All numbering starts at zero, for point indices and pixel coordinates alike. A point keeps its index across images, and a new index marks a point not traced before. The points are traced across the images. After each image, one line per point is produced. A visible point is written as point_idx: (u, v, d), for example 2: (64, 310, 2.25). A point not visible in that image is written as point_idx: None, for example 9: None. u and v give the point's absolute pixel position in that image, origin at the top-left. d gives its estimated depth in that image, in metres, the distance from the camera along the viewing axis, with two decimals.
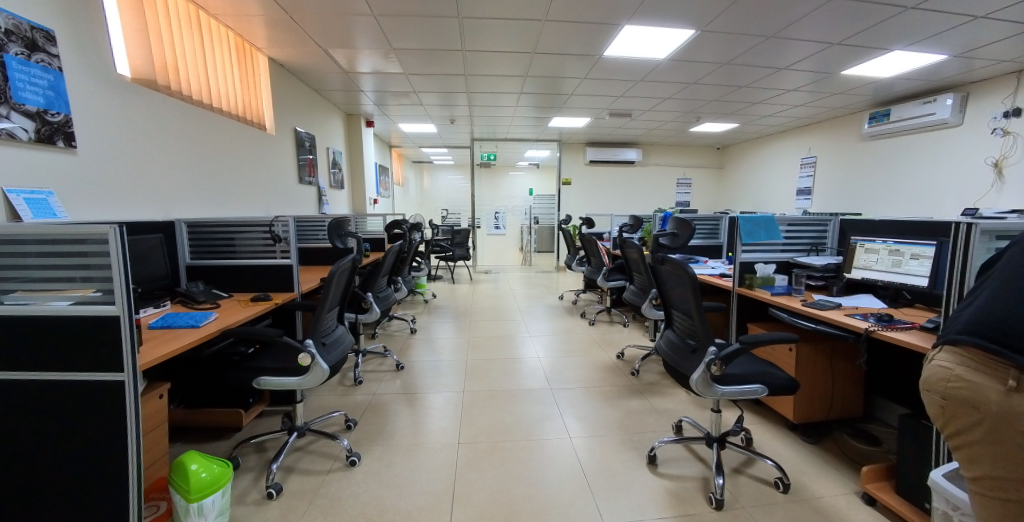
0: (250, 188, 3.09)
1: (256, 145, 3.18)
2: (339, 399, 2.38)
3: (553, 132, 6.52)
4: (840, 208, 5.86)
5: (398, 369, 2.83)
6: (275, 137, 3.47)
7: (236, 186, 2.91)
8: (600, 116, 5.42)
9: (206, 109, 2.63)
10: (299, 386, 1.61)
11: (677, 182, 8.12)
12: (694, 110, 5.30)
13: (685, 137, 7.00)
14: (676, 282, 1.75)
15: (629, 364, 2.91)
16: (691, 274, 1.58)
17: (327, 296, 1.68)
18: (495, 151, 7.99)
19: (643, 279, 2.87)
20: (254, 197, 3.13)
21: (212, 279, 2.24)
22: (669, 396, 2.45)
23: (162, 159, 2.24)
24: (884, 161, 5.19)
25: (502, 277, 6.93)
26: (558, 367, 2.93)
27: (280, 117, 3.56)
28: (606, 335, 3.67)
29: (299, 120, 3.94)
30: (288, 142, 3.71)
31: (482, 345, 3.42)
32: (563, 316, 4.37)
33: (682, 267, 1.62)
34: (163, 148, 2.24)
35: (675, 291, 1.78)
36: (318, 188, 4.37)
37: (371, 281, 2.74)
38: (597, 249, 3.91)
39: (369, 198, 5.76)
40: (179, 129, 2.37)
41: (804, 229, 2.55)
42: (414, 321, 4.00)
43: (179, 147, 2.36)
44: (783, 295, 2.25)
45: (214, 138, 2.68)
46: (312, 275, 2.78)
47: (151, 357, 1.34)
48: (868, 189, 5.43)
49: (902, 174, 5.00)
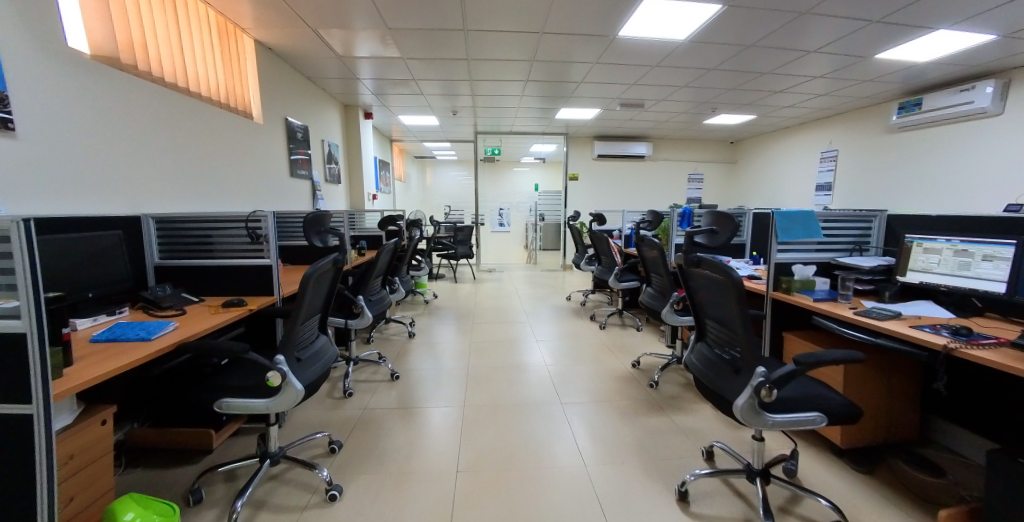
0: (233, 182, 2.85)
1: (240, 134, 2.94)
2: (325, 415, 2.14)
3: (560, 125, 6.23)
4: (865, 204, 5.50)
5: (393, 379, 2.58)
6: (262, 126, 3.23)
7: (216, 178, 2.67)
8: (611, 107, 5.12)
9: (183, 94, 2.40)
10: (268, 410, 1.36)
11: (689, 177, 7.74)
12: (710, 100, 4.99)
13: (698, 130, 6.67)
14: (716, 287, 1.50)
15: (647, 374, 2.64)
16: (738, 279, 1.33)
17: (302, 304, 1.43)
18: (499, 146, 7.69)
19: (662, 277, 2.61)
20: (236, 191, 2.89)
21: (182, 281, 2.01)
22: (694, 413, 2.18)
23: (127, 147, 2.00)
24: (915, 154, 4.84)
25: (506, 277, 6.66)
26: (568, 377, 2.66)
27: (269, 106, 3.32)
28: (618, 340, 3.40)
29: (289, 109, 3.69)
30: (277, 133, 3.47)
31: (485, 351, 3.16)
32: (571, 318, 4.10)
33: (726, 271, 1.36)
34: (127, 135, 2.00)
35: (714, 297, 1.53)
36: (312, 182, 4.14)
37: (362, 282, 2.50)
38: (609, 247, 3.64)
39: (368, 193, 5.51)
40: (147, 114, 2.13)
41: (847, 226, 2.26)
42: (413, 323, 3.74)
43: (147, 133, 2.12)
44: (827, 301, 1.96)
45: (191, 125, 2.44)
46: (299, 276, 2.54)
47: (94, 374, 1.12)
48: (896, 183, 5.09)
49: (934, 168, 4.66)
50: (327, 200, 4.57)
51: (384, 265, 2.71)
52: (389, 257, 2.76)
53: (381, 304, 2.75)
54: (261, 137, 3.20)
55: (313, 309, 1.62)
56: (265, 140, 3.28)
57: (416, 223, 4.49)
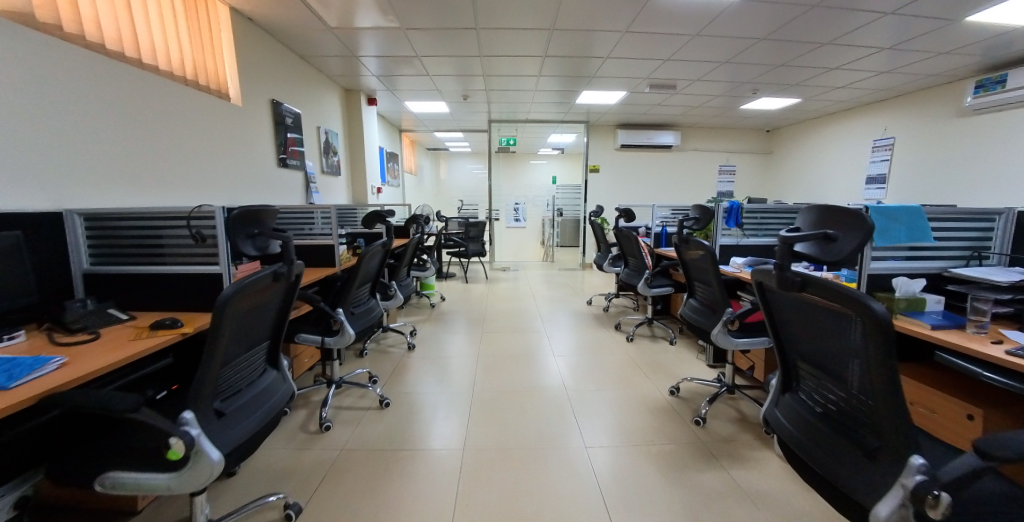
0: (188, 173, 2.47)
1: (196, 119, 2.53)
2: (291, 459, 1.73)
3: (581, 111, 5.67)
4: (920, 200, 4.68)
5: (382, 406, 2.17)
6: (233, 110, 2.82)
7: (160, 169, 2.28)
8: (638, 89, 4.56)
9: (120, 61, 2.04)
10: (170, 490, 0.96)
11: (720, 169, 7.06)
12: (751, 82, 4.36)
13: (734, 118, 6.03)
14: (840, 315, 0.99)
15: (689, 406, 2.17)
16: (886, 316, 0.83)
17: (220, 342, 1.01)
18: (515, 135, 7.15)
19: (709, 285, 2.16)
20: (194, 187, 2.52)
21: (116, 292, 1.74)
22: (757, 466, 1.69)
23: (9, 131, 1.59)
24: (984, 142, 4.05)
25: (521, 276, 6.18)
26: (590, 406, 2.21)
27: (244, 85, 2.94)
28: (649, 357, 2.90)
29: (274, 90, 3.31)
30: (252, 118, 3.08)
31: (493, 369, 2.71)
32: (592, 327, 3.62)
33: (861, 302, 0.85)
34: (9, 113, 1.59)
35: (834, 330, 1.03)
36: (306, 172, 3.82)
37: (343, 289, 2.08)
38: (638, 247, 3.17)
39: (371, 186, 5.13)
40: (46, 88, 1.71)
41: (964, 225, 1.71)
42: (414, 332, 3.33)
43: (38, 111, 1.68)
44: (951, 329, 1.42)
45: (118, 103, 2.03)
46: None
47: None
48: (955, 175, 4.32)
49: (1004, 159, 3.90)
50: (322, 192, 4.19)
51: (371, 267, 2.27)
52: (376, 258, 2.30)
53: (368, 314, 2.33)
54: (227, 117, 2.80)
55: (247, 341, 1.21)
56: (233, 123, 2.88)
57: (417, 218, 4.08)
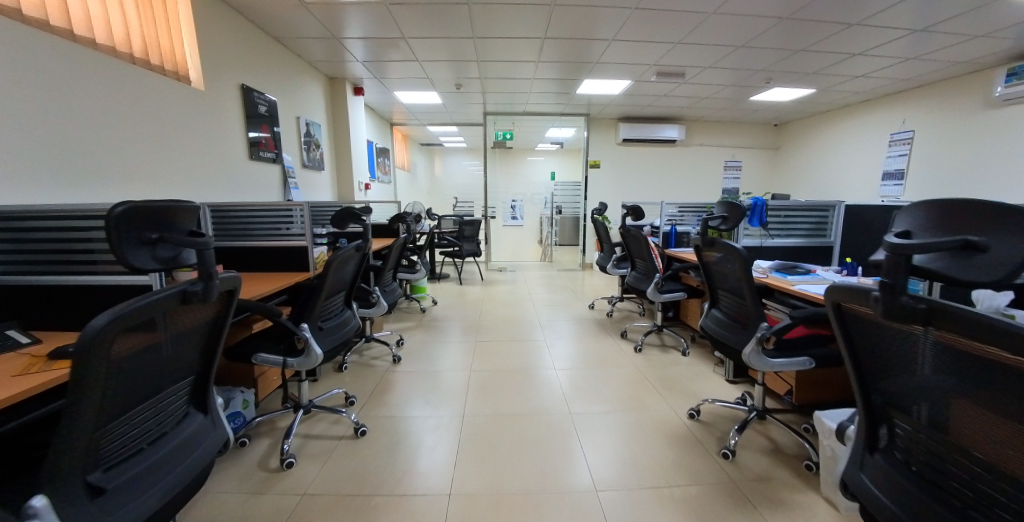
0: (130, 164, 2.17)
1: (139, 102, 2.21)
2: (240, 508, 1.44)
3: (581, 103, 5.36)
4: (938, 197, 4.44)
5: (357, 436, 1.88)
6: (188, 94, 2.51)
7: (93, 159, 1.98)
8: (644, 78, 4.26)
9: (39, 29, 1.74)
10: None
11: (725, 164, 6.78)
12: (765, 70, 4.07)
13: (741, 111, 5.75)
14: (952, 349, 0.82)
15: (711, 432, 1.88)
16: None
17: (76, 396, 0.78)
18: (512, 129, 6.84)
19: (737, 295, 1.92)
20: (136, 179, 2.21)
21: (17, 308, 1.54)
22: (801, 515, 1.41)
23: None
24: (1010, 136, 3.80)
25: (518, 277, 5.88)
26: (596, 431, 1.93)
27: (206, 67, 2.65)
28: (659, 370, 2.62)
29: (241, 74, 3.00)
30: (214, 104, 2.76)
31: (486, 385, 2.42)
32: (596, 335, 3.34)
33: None
34: None
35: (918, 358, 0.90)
36: (283, 166, 3.53)
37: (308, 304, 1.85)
38: (648, 250, 2.87)
39: (358, 182, 4.82)
40: None
41: None
42: (401, 342, 3.04)
43: None
44: None
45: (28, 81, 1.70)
46: None
47: None
48: (979, 170, 4.05)
49: None
50: (302, 188, 3.88)
51: (343, 278, 2.11)
52: (350, 268, 2.15)
53: (340, 328, 2.14)
54: (181, 101, 2.49)
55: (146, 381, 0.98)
56: (190, 110, 2.57)
57: (403, 216, 3.89)
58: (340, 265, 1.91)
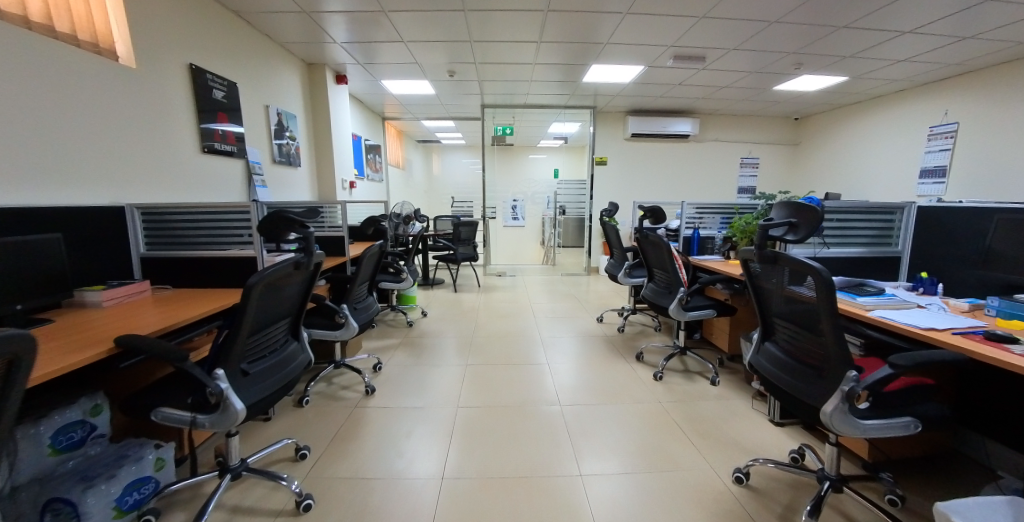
0: (20, 157, 1.75)
1: (28, 82, 1.78)
2: None
3: (586, 94, 4.91)
4: (985, 197, 3.93)
5: (300, 512, 1.44)
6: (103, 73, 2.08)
7: None
8: (659, 63, 3.80)
9: None
10: None
11: (741, 161, 6.30)
12: (795, 53, 3.61)
13: (761, 103, 5.28)
14: None
15: (768, 507, 1.44)
16: None
17: None
18: (512, 124, 6.39)
19: (798, 328, 1.73)
20: (30, 177, 1.79)
21: None
22: None
23: None
24: None
25: (518, 283, 5.44)
26: (612, 501, 1.49)
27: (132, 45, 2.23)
28: (685, 405, 2.17)
29: (185, 53, 2.58)
30: (147, 87, 2.34)
31: (475, 429, 1.97)
32: (607, 355, 2.89)
33: None
34: None
35: None
36: (247, 161, 3.17)
37: (227, 345, 1.50)
38: (671, 260, 2.41)
39: (342, 180, 4.39)
40: None
41: None
42: (380, 365, 2.61)
43: None
44: None
45: None
46: (154, 322, 1.70)
47: None
48: None
49: None
50: (272, 187, 3.48)
51: (286, 304, 1.77)
52: (296, 290, 1.82)
53: (277, 369, 1.77)
54: (96, 81, 2.05)
55: None
56: (111, 93, 2.14)
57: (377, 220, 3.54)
58: (267, 292, 1.56)
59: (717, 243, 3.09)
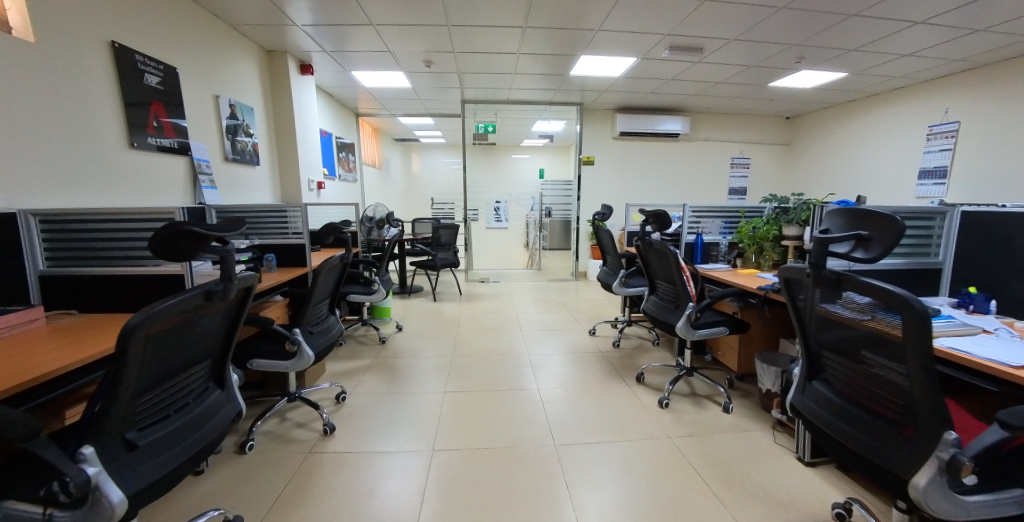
0: None
1: None
2: None
3: (574, 89, 4.63)
4: (988, 198, 3.84)
5: None
6: None
7: None
8: (653, 54, 3.54)
9: None
10: None
11: (732, 161, 6.14)
12: (797, 45, 3.41)
13: (753, 100, 5.11)
14: None
15: None
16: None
17: None
18: (495, 121, 6.06)
19: (843, 359, 1.60)
20: None
21: None
22: None
23: None
24: None
25: (503, 290, 5.13)
26: None
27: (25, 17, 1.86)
28: (697, 441, 1.89)
29: (96, 27, 2.16)
30: (47, 69, 1.93)
31: (460, 481, 1.64)
32: (604, 376, 2.60)
33: None
34: None
35: None
36: (196, 158, 2.81)
37: (104, 413, 1.21)
38: (682, 274, 2.14)
39: (308, 180, 3.99)
40: None
41: None
42: (346, 396, 2.25)
43: None
44: None
45: None
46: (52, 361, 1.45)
47: None
48: None
49: None
50: (224, 189, 3.07)
51: (203, 344, 1.52)
52: (215, 326, 1.57)
53: (193, 426, 1.50)
54: None
55: None
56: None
57: (333, 228, 3.09)
58: (151, 343, 1.26)
59: (721, 250, 2.82)
